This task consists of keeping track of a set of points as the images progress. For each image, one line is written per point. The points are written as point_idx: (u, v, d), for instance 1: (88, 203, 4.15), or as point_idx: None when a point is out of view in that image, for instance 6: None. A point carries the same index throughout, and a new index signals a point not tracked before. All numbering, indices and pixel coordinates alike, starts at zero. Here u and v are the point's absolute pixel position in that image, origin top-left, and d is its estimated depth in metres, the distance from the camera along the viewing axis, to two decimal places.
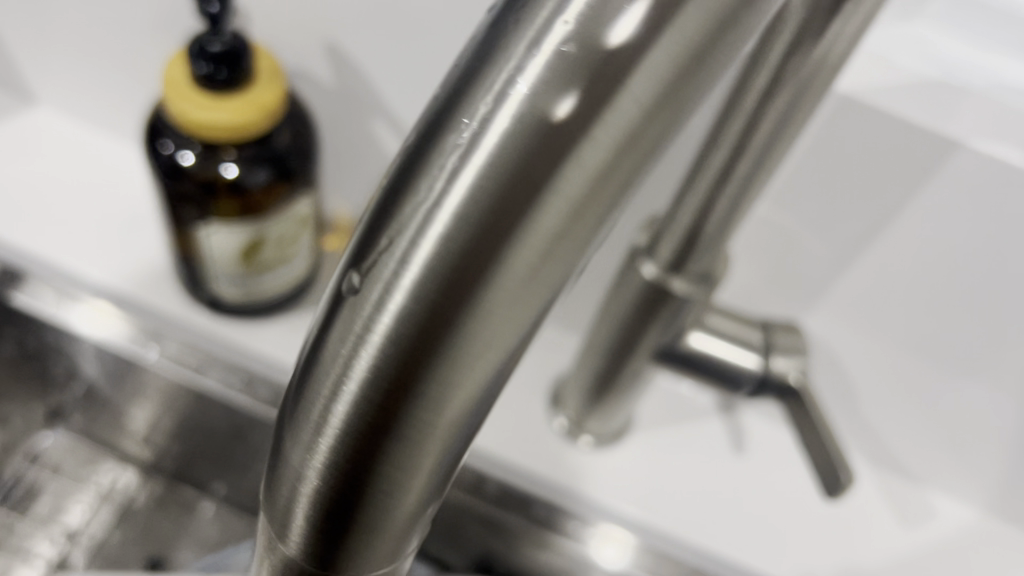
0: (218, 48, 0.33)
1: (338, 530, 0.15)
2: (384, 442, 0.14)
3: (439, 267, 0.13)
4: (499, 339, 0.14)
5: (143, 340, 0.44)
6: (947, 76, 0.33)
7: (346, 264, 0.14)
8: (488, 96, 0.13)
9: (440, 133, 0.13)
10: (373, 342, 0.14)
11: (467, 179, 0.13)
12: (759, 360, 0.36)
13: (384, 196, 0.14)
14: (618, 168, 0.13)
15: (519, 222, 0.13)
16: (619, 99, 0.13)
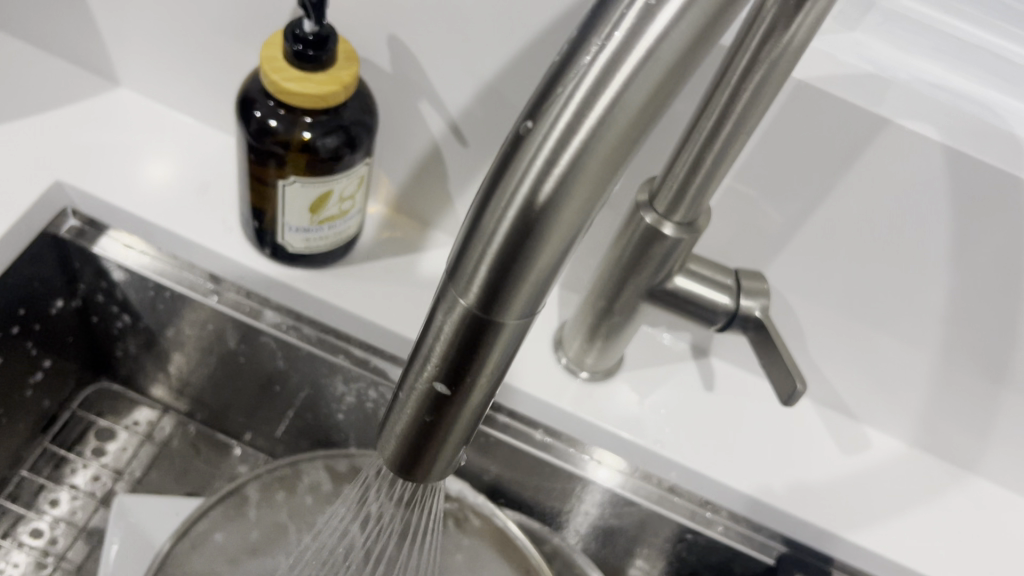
0: (307, 31, 0.41)
1: (499, 295, 0.21)
2: (537, 234, 0.20)
3: (581, 126, 0.19)
4: (612, 176, 0.20)
5: (206, 289, 0.55)
6: (877, 70, 0.42)
7: (522, 112, 0.20)
8: (623, 5, 0.19)
9: (585, 35, 0.20)
10: (533, 177, 0.20)
11: (608, 56, 0.19)
12: (730, 298, 0.46)
13: (555, 66, 0.20)
14: (693, 52, 0.20)
15: (634, 95, 0.19)
16: (698, 4, 0.19)
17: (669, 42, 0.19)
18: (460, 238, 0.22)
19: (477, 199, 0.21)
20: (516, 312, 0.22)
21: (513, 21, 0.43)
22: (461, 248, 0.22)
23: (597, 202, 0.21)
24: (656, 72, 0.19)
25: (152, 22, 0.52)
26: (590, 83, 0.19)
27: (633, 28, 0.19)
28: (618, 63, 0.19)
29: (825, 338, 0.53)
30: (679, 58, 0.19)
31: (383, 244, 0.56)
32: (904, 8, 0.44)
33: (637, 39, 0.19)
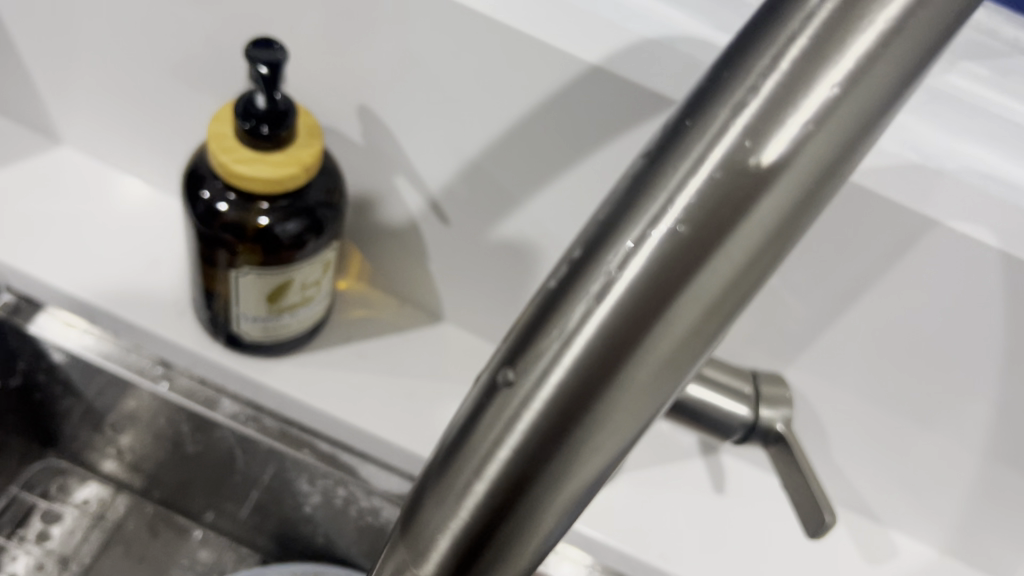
0: (262, 105, 0.36)
1: (483, 548, 0.19)
2: (530, 489, 0.18)
3: (578, 378, 0.18)
4: (620, 426, 0.18)
5: (155, 374, 0.48)
6: (924, 159, 0.36)
7: (500, 356, 0.19)
8: (629, 241, 0.18)
9: (585, 268, 0.18)
10: (522, 429, 0.18)
11: (612, 302, 0.17)
12: (750, 408, 0.40)
13: (540, 308, 0.19)
14: (735, 287, 0.17)
15: (645, 342, 0.17)
16: (743, 232, 0.17)
17: (693, 280, 0.17)
18: (438, 474, 0.20)
19: (454, 442, 0.19)
20: (506, 566, 0.19)
21: (503, 97, 0.37)
22: (439, 485, 0.20)
23: (600, 453, 0.18)
24: (674, 318, 0.17)
25: (96, 81, 0.46)
26: (592, 325, 0.18)
27: (649, 262, 0.17)
28: (628, 303, 0.17)
29: (850, 439, 0.47)
30: (705, 298, 0.17)
31: (354, 326, 0.50)
32: (952, 85, 0.39)
33: (652, 275, 0.17)
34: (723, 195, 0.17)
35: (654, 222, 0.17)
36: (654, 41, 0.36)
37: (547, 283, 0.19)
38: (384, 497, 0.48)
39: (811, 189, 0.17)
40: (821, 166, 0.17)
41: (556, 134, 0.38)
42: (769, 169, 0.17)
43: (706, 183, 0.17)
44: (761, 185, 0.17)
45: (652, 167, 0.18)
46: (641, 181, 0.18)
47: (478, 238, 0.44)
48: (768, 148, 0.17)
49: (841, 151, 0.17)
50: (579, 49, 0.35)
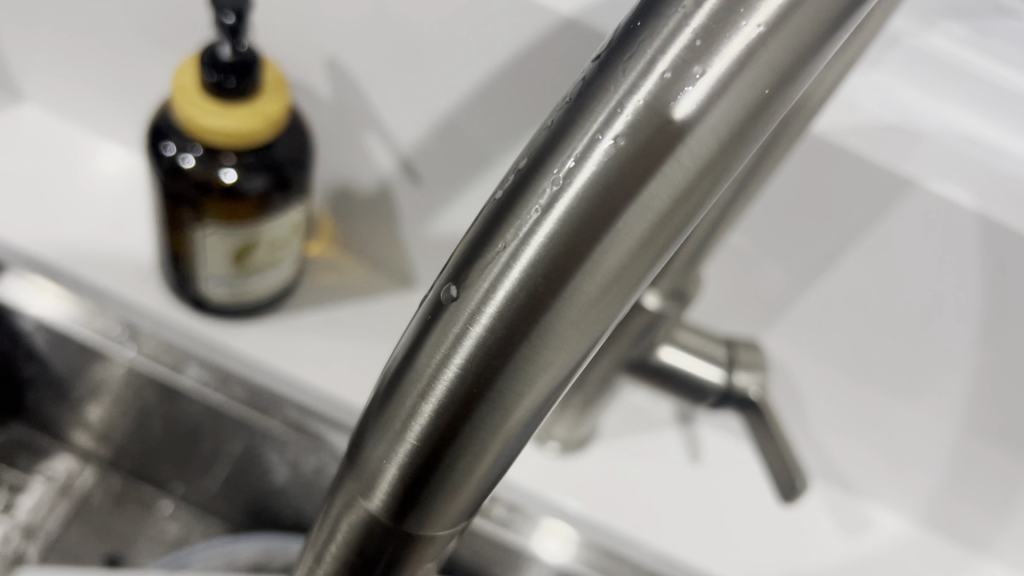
0: (226, 57, 0.34)
1: (416, 495, 0.16)
2: (465, 429, 0.15)
3: (525, 298, 0.15)
4: (581, 350, 0.15)
5: (121, 338, 0.45)
6: (902, 120, 0.35)
7: (445, 274, 0.16)
8: (582, 139, 0.14)
9: (541, 161, 0.15)
10: (460, 360, 0.15)
11: (562, 209, 0.14)
12: (722, 373, 0.39)
13: (489, 216, 0.15)
14: (695, 191, 0.14)
15: (611, 246, 0.14)
16: (701, 132, 0.14)
17: (664, 176, 0.14)
18: (372, 409, 0.17)
19: (389, 376, 0.16)
20: (442, 514, 0.17)
21: (476, 48, 0.36)
22: (372, 422, 0.17)
23: (559, 381, 0.15)
24: (645, 217, 0.14)
25: (55, 34, 0.45)
26: (549, 226, 0.14)
27: (612, 157, 0.14)
28: (591, 202, 0.14)
29: (825, 407, 0.47)
30: (678, 198, 0.14)
31: (325, 291, 0.49)
32: (931, 47, 0.38)
33: (615, 170, 0.14)
34: (693, 81, 0.14)
35: (620, 104, 0.14)
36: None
37: (499, 189, 0.16)
38: None
39: (790, 74, 0.14)
40: (801, 48, 0.14)
41: (530, 88, 0.37)
42: (735, 54, 0.14)
43: (674, 68, 0.14)
44: (739, 68, 0.14)
45: (612, 56, 0.15)
46: (603, 69, 0.15)
47: (451, 200, 0.44)
48: (744, 24, 0.14)
49: (825, 32, 0.14)
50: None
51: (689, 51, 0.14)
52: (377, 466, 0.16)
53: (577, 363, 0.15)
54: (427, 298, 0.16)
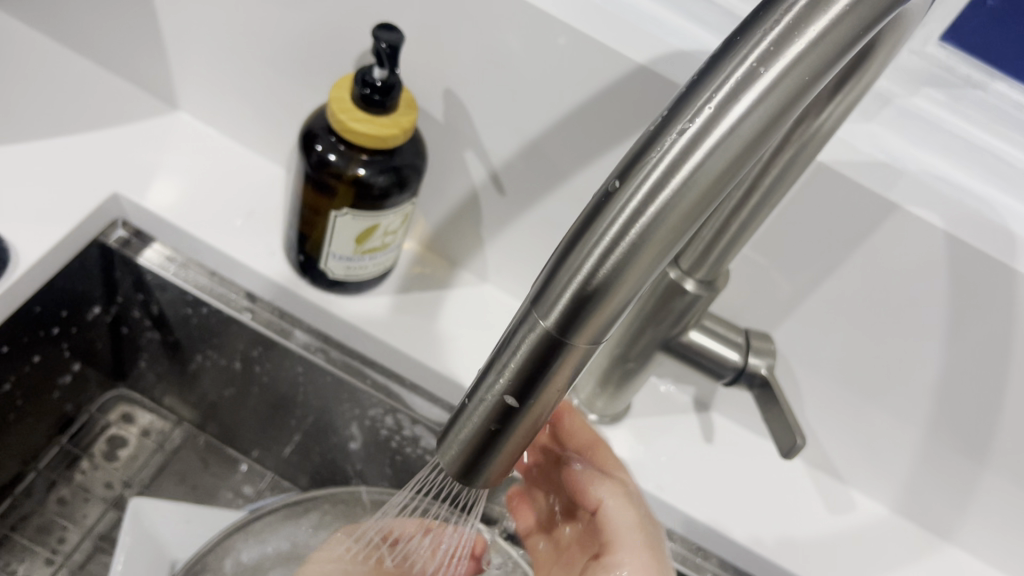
0: (376, 77, 0.45)
1: (574, 319, 0.25)
2: (612, 273, 0.24)
3: (660, 191, 0.23)
4: (687, 232, 0.24)
5: (241, 306, 0.58)
6: (889, 159, 0.46)
7: (611, 177, 0.25)
8: (704, 97, 0.23)
9: (679, 109, 0.23)
10: (615, 229, 0.24)
11: (687, 137, 0.23)
12: (740, 355, 0.49)
13: (644, 142, 0.24)
14: (763, 135, 0.23)
15: (713, 164, 0.23)
16: (770, 98, 0.23)
17: (746, 125, 0.23)
18: (550, 268, 0.26)
19: (566, 243, 0.25)
20: (586, 333, 0.26)
21: (565, 83, 0.47)
22: (550, 276, 0.26)
23: (672, 250, 0.24)
24: (734, 146, 0.23)
25: (216, 51, 0.56)
26: (678, 150, 0.23)
27: (716, 111, 0.23)
28: (701, 137, 0.23)
29: (822, 402, 0.56)
30: (753, 139, 0.23)
31: (413, 279, 0.60)
32: (916, 106, 0.49)
33: (718, 118, 0.23)
34: (767, 68, 0.22)
35: (726, 80, 0.23)
36: (687, 52, 0.45)
37: (650, 126, 0.24)
38: (427, 425, 0.57)
39: (823, 68, 0.23)
40: (830, 54, 0.23)
41: (605, 118, 0.47)
42: (795, 53, 0.22)
43: (758, 60, 0.23)
44: (795, 62, 0.22)
45: (723, 53, 0.23)
46: (714, 61, 0.23)
47: (527, 205, 0.54)
48: (800, 38, 0.22)
49: (845, 45, 0.23)
50: (630, 49, 0.45)
51: (768, 52, 0.23)
52: (552, 300, 0.25)
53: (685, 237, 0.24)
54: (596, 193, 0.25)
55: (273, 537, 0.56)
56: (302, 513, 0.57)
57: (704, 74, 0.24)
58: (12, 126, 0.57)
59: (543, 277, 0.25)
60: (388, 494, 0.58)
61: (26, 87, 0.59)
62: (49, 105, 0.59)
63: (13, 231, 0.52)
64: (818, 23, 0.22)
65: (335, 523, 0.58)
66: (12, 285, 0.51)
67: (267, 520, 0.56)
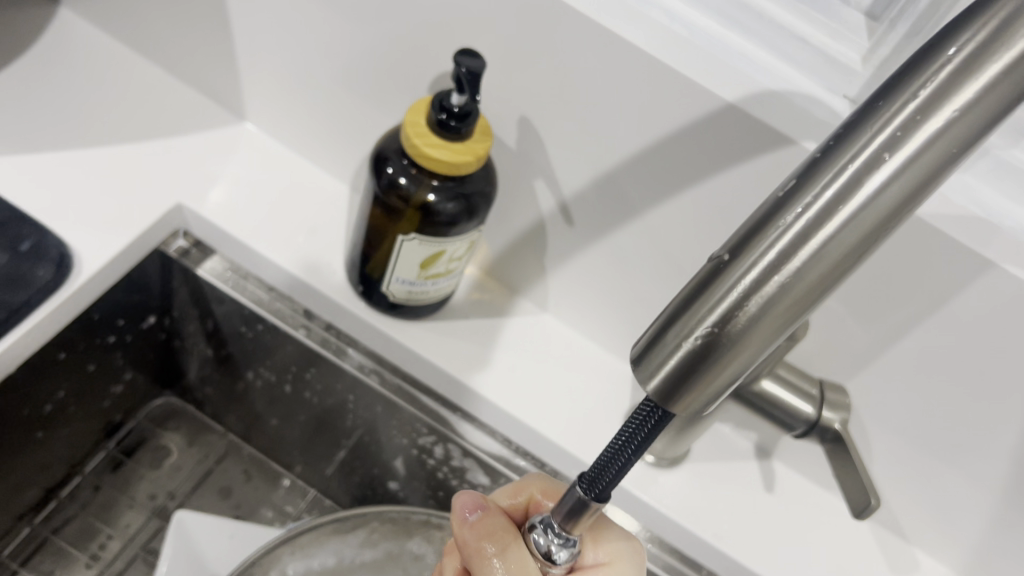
0: (453, 103, 0.44)
1: (682, 378, 0.23)
2: (727, 341, 0.23)
3: (786, 264, 0.22)
4: (811, 305, 0.22)
5: (298, 322, 0.57)
6: (986, 214, 0.44)
7: (724, 248, 0.23)
8: (838, 165, 0.22)
9: (808, 178, 0.22)
10: (728, 303, 0.22)
11: (817, 209, 0.21)
12: (814, 408, 0.47)
13: (764, 212, 0.23)
14: (904, 208, 0.21)
15: (847, 237, 0.21)
16: (912, 168, 0.21)
17: (886, 196, 0.21)
18: (652, 333, 0.24)
19: (672, 309, 0.24)
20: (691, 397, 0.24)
21: (646, 118, 0.46)
22: (654, 339, 0.24)
23: None
24: (870, 220, 0.21)
25: (288, 66, 0.55)
26: (810, 219, 0.22)
27: (854, 178, 0.21)
28: (836, 207, 0.21)
29: (891, 454, 0.54)
30: (893, 210, 0.21)
31: (473, 304, 0.59)
32: (1016, 159, 0.46)
33: (855, 189, 0.21)
34: (913, 137, 0.21)
35: (864, 147, 0.21)
36: (776, 93, 0.43)
37: (773, 194, 0.23)
38: (478, 456, 0.56)
39: (971, 142, 0.21)
40: (981, 122, 0.21)
41: (685, 155, 0.46)
42: (944, 123, 0.21)
43: (902, 127, 0.21)
44: (943, 130, 0.21)
45: (859, 119, 0.22)
46: (850, 125, 0.22)
47: (595, 238, 0.53)
48: (948, 105, 0.21)
49: (996, 114, 0.21)
50: (716, 86, 0.43)
51: (908, 122, 0.21)
52: (660, 360, 0.24)
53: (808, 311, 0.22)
54: (705, 264, 0.24)
55: (319, 552, 0.55)
56: (349, 530, 0.56)
57: (840, 138, 0.22)
58: (80, 132, 0.56)
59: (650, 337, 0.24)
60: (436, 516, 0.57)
61: (97, 92, 0.58)
62: (118, 112, 0.58)
63: (76, 238, 0.52)
64: (971, 88, 0.21)
65: (381, 542, 0.56)
66: (73, 293, 0.50)
67: (316, 532, 0.55)
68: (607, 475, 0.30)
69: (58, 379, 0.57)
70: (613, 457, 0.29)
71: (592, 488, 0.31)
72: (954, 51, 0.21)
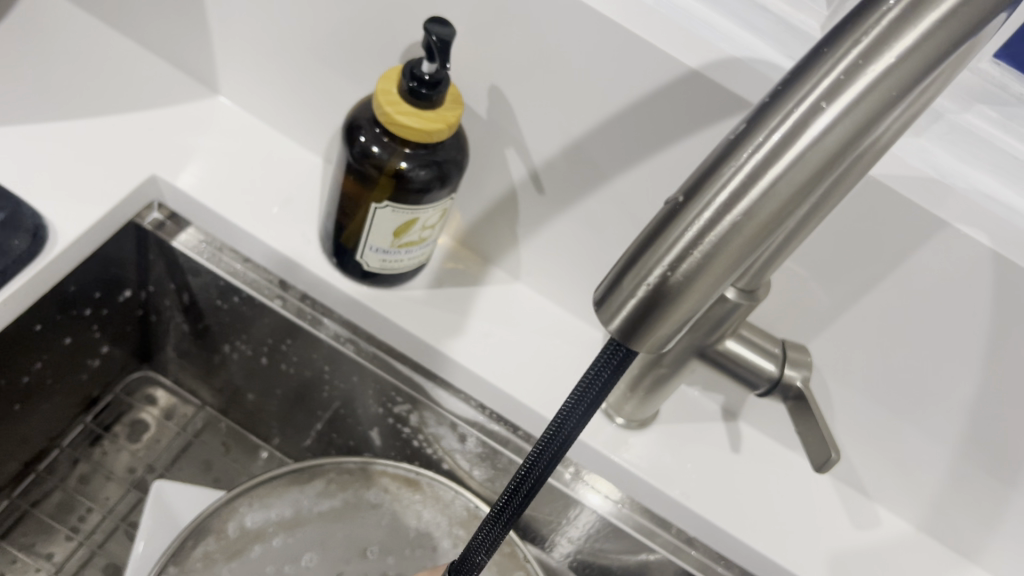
0: (424, 71, 0.45)
1: (643, 316, 0.25)
2: (685, 279, 0.24)
3: (737, 205, 0.23)
4: (761, 242, 0.24)
5: (273, 293, 0.58)
6: (940, 176, 0.46)
7: (679, 191, 0.24)
8: (785, 110, 0.23)
9: (757, 123, 0.23)
10: (684, 243, 0.24)
11: (765, 152, 0.23)
12: (776, 367, 0.49)
13: (716, 156, 0.24)
14: (845, 150, 0.23)
15: (792, 178, 0.23)
16: (853, 113, 0.22)
17: (829, 138, 0.22)
18: (613, 275, 0.25)
19: (632, 250, 0.25)
20: (652, 333, 0.25)
21: (613, 86, 0.47)
22: (615, 281, 0.25)
23: None
24: (814, 161, 0.23)
25: (260, 37, 0.56)
26: (758, 161, 0.23)
27: (800, 121, 0.22)
28: (782, 150, 0.23)
29: (854, 414, 0.56)
30: (835, 152, 0.23)
31: (446, 274, 0.60)
32: (968, 123, 0.48)
33: (800, 132, 0.22)
34: (854, 83, 0.22)
35: (809, 93, 0.22)
36: (738, 60, 0.45)
37: (725, 138, 0.24)
38: (452, 422, 0.58)
39: (909, 87, 0.22)
40: (918, 70, 0.22)
41: (651, 121, 0.47)
42: (884, 69, 0.22)
43: (844, 74, 0.22)
44: (883, 75, 0.22)
45: (804, 67, 0.23)
46: (797, 71, 0.23)
47: (565, 205, 0.54)
48: (889, 52, 0.22)
49: (932, 61, 0.22)
50: (681, 53, 0.44)
51: (850, 70, 0.22)
52: (622, 299, 0.25)
53: (759, 248, 0.24)
54: (662, 207, 0.25)
55: (277, 503, 0.56)
56: (309, 479, 0.57)
57: (786, 84, 0.23)
58: (53, 105, 0.57)
59: (612, 278, 0.25)
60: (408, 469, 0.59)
61: (69, 66, 0.59)
62: (91, 86, 0.59)
63: (51, 209, 0.52)
64: (909, 37, 0.22)
65: (339, 492, 0.58)
66: (50, 263, 0.51)
67: (274, 484, 0.56)
68: (571, 421, 0.32)
69: (35, 352, 0.57)
70: (578, 401, 0.31)
71: (556, 436, 0.32)
72: (893, 2, 0.22)
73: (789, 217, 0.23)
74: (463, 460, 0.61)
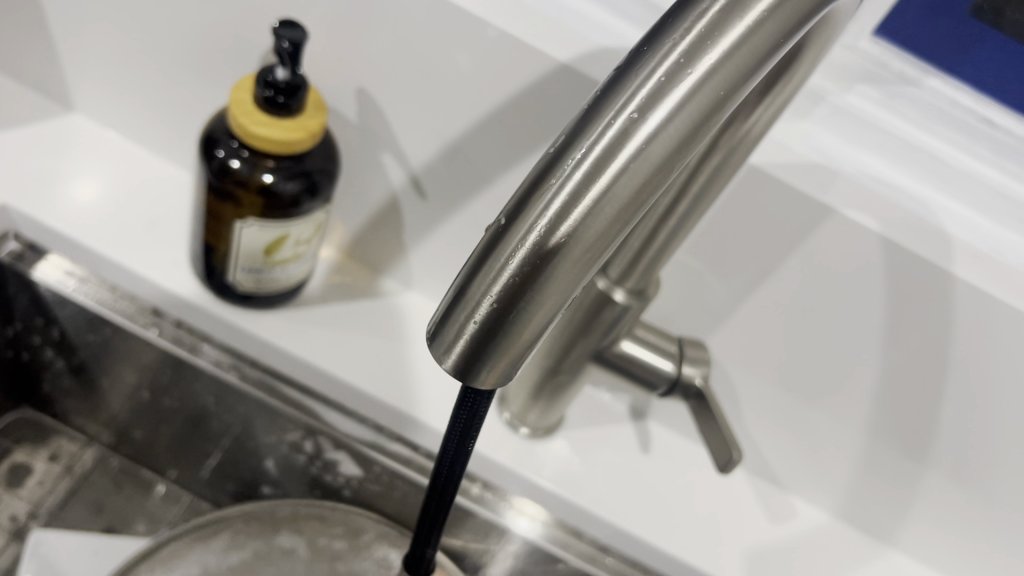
0: (279, 78, 0.42)
1: (477, 351, 0.22)
2: (518, 308, 0.21)
3: (565, 222, 0.21)
4: (596, 261, 0.21)
5: (146, 321, 0.54)
6: (826, 162, 0.45)
7: (504, 210, 0.22)
8: (609, 115, 0.20)
9: (581, 131, 0.21)
10: (512, 268, 0.21)
11: (590, 162, 0.20)
12: (673, 365, 0.47)
13: (540, 169, 0.21)
14: (676, 156, 0.21)
15: (622, 189, 0.20)
16: (681, 115, 0.20)
17: (657, 144, 0.20)
18: (441, 308, 0.23)
19: (460, 278, 0.22)
20: (491, 368, 0.23)
21: (484, 85, 0.44)
22: (444, 314, 0.23)
23: None
24: (643, 170, 0.20)
25: (112, 49, 0.52)
26: (583, 173, 0.20)
27: (624, 130, 0.20)
28: (608, 159, 0.20)
29: (760, 407, 0.55)
30: (665, 159, 0.21)
31: (332, 288, 0.57)
32: (851, 104, 0.48)
33: (626, 139, 0.20)
34: (680, 81, 0.20)
35: (633, 94, 0.20)
36: (611, 50, 0.43)
37: (549, 148, 0.21)
38: (348, 445, 0.54)
39: (738, 84, 0.21)
40: (746, 65, 0.20)
41: (526, 119, 0.45)
42: (710, 66, 0.20)
43: (669, 73, 0.20)
44: (709, 75, 0.20)
45: (627, 66, 0.21)
46: (620, 71, 0.21)
47: (449, 209, 0.51)
48: (715, 46, 0.20)
49: (761, 56, 0.21)
50: (552, 46, 0.42)
51: (675, 67, 0.20)
52: (453, 334, 0.22)
53: (596, 267, 0.22)
54: (488, 228, 0.22)
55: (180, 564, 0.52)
56: (213, 534, 0.53)
57: (610, 85, 0.21)
58: None
59: (441, 311, 0.22)
60: (303, 506, 0.56)
61: None
62: None
63: None
64: (735, 31, 0.20)
65: (248, 543, 0.54)
66: None
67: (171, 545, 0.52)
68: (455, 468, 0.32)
69: None
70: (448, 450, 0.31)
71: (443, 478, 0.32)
72: None
73: (624, 231, 0.21)
74: (365, 483, 0.57)
